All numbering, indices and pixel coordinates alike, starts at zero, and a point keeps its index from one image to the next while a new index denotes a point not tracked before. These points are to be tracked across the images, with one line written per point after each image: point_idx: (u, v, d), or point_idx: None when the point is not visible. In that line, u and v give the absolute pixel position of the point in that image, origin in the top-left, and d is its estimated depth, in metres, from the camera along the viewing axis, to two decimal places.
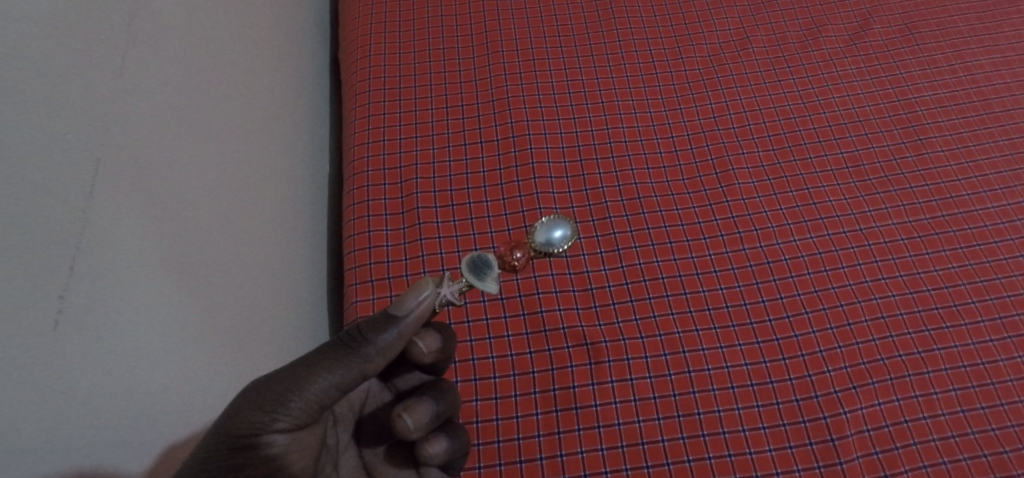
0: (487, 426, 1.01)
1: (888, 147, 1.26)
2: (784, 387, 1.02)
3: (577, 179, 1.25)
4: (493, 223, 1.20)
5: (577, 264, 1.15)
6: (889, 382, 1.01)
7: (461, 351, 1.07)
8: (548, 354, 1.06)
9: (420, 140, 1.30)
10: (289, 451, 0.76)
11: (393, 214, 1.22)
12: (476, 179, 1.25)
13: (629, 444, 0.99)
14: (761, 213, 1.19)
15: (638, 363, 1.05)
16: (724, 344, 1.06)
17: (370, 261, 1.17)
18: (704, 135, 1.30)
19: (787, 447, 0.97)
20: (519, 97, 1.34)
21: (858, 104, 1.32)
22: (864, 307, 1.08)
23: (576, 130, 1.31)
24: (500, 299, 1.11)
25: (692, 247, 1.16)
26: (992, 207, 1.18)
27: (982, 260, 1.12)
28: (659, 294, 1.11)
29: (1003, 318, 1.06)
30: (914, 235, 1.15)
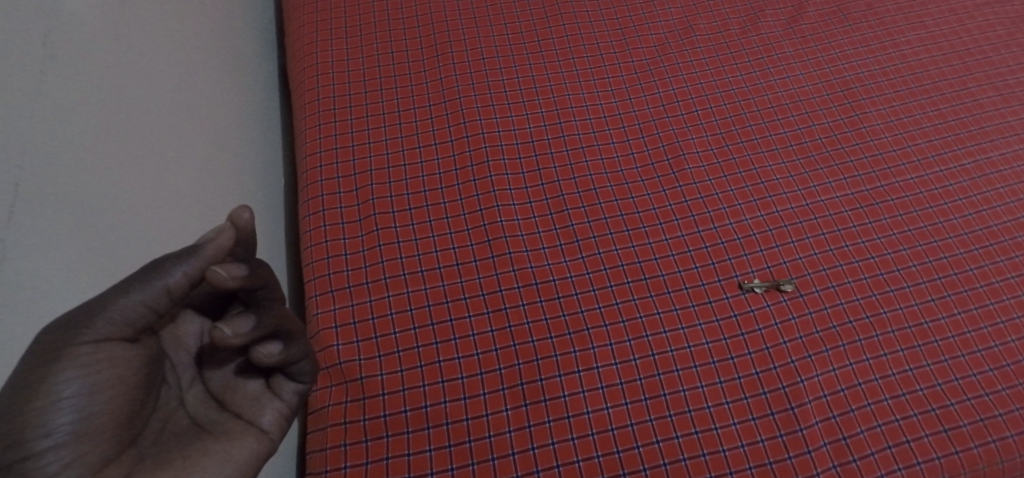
0: (457, 427, 0.88)
1: (861, 117, 1.12)
2: (770, 376, 0.88)
3: (512, 161, 1.12)
4: (427, 201, 1.08)
5: (519, 263, 1.01)
6: (884, 357, 0.89)
7: (385, 344, 0.95)
8: (495, 353, 0.94)
9: (355, 101, 1.20)
10: (94, 372, 0.55)
11: (346, 178, 1.11)
12: (426, 166, 1.12)
13: (599, 432, 0.87)
14: (715, 194, 1.05)
15: (585, 355, 0.93)
16: (691, 343, 0.92)
17: (324, 227, 1.06)
18: (632, 104, 1.19)
19: (798, 431, 0.84)
20: (459, 81, 1.21)
21: (798, 84, 1.17)
22: (849, 311, 0.93)
23: (521, 114, 1.18)
24: (440, 285, 1.00)
25: (634, 236, 1.03)
26: (976, 178, 1.05)
27: (983, 237, 1.00)
28: (620, 280, 0.99)
29: (999, 283, 0.95)
30: (910, 209, 1.02)
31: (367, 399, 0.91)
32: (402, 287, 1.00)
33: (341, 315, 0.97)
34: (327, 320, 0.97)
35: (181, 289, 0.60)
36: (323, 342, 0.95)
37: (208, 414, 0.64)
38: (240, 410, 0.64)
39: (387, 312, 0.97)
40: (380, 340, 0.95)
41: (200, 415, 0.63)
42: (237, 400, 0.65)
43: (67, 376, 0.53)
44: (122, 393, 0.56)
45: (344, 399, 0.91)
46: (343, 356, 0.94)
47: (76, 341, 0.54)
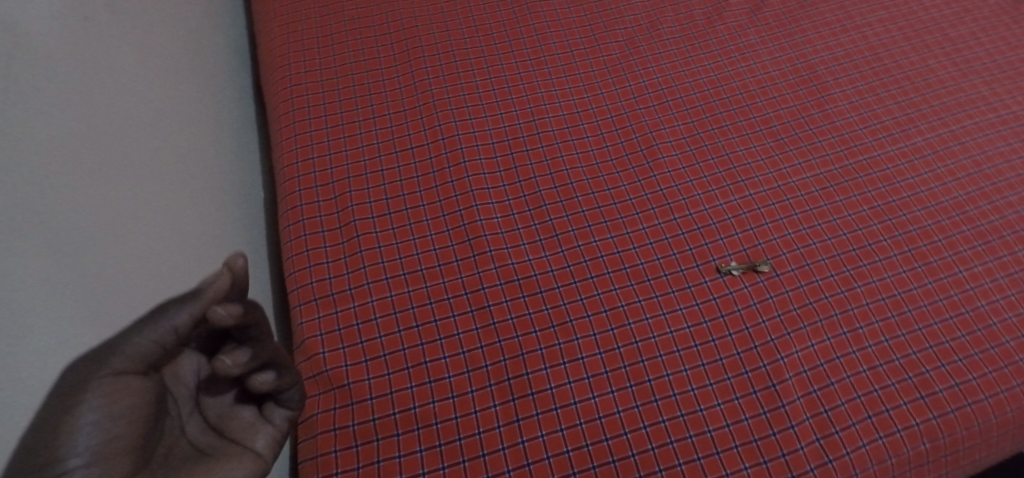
0: (445, 404, 0.72)
1: (821, 72, 0.99)
2: (842, 343, 0.75)
3: (495, 118, 0.93)
4: (395, 144, 0.91)
5: (501, 209, 0.85)
6: (976, 332, 0.76)
7: (358, 295, 0.79)
8: (484, 294, 0.79)
9: (321, 26, 1.04)
10: (112, 402, 0.41)
11: (330, 104, 0.95)
12: (391, 106, 0.95)
13: (645, 406, 0.71)
14: (713, 174, 0.88)
15: (614, 316, 0.77)
16: (740, 309, 0.77)
17: (298, 161, 0.90)
18: (616, 59, 1.00)
19: (901, 405, 0.71)
20: (430, 34, 1.02)
21: (762, 68, 0.99)
22: (891, 244, 0.82)
23: (504, 74, 0.98)
24: (424, 220, 0.84)
25: (637, 203, 0.86)
26: (997, 105, 0.95)
27: (988, 171, 0.88)
28: (644, 246, 0.82)
29: (1011, 223, 0.84)
30: (911, 158, 0.90)
31: (346, 349, 0.75)
32: (371, 229, 0.84)
33: (312, 260, 0.82)
34: (303, 271, 0.82)
35: (190, 330, 0.47)
36: (300, 298, 0.80)
37: (206, 439, 0.48)
38: (235, 436, 0.48)
39: (360, 266, 0.81)
40: (353, 292, 0.79)
41: (202, 444, 0.47)
42: (225, 422, 0.49)
43: (87, 403, 0.40)
44: (137, 419, 0.42)
45: (318, 351, 0.75)
46: (315, 313, 0.78)
47: (93, 375, 0.42)
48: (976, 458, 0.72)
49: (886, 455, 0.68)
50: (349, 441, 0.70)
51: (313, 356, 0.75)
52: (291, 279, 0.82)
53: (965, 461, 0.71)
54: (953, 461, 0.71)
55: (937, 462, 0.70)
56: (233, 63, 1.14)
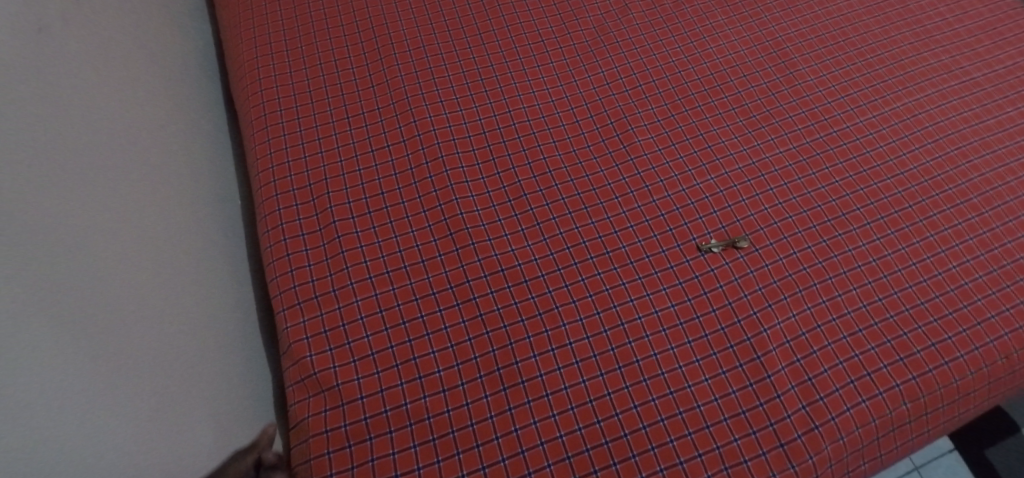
0: (436, 398, 0.72)
1: (788, 49, 1.00)
2: (822, 312, 0.77)
3: (471, 111, 0.93)
4: (371, 142, 0.91)
5: (481, 202, 0.85)
6: (949, 293, 0.78)
7: (343, 296, 0.79)
8: (469, 287, 0.79)
9: (287, 27, 1.02)
10: None
11: (304, 105, 0.94)
12: (365, 104, 0.94)
13: (634, 386, 0.72)
14: (688, 154, 0.90)
15: (599, 300, 0.78)
16: (722, 285, 0.79)
17: (272, 166, 0.89)
18: (588, 46, 1.01)
19: (881, 368, 0.73)
20: (400, 32, 1.01)
21: (731, 48, 1.00)
22: (864, 213, 0.84)
23: (477, 67, 0.98)
24: (405, 217, 0.84)
25: (616, 188, 0.87)
26: (958, 72, 0.97)
27: (952, 136, 0.91)
28: (625, 229, 0.83)
29: (976, 186, 0.86)
30: (879, 127, 0.92)
31: (333, 351, 0.75)
32: (352, 229, 0.83)
33: (294, 264, 0.82)
34: (285, 276, 0.81)
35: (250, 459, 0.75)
36: (285, 302, 0.80)
37: None
38: None
39: (343, 267, 0.81)
40: (337, 293, 0.79)
41: None
42: None
43: None
44: None
45: (306, 355, 0.75)
46: (301, 317, 0.78)
47: None
48: (955, 413, 0.75)
49: (869, 417, 0.71)
50: (342, 442, 0.70)
51: (301, 360, 0.75)
52: (273, 284, 0.82)
53: (945, 417, 0.74)
54: (934, 417, 0.73)
55: (918, 420, 0.72)
56: (200, 66, 1.12)
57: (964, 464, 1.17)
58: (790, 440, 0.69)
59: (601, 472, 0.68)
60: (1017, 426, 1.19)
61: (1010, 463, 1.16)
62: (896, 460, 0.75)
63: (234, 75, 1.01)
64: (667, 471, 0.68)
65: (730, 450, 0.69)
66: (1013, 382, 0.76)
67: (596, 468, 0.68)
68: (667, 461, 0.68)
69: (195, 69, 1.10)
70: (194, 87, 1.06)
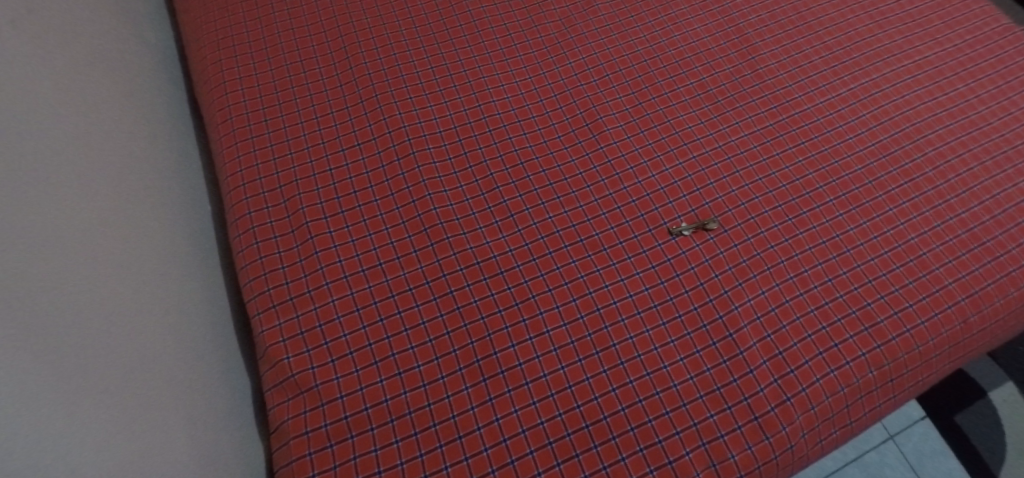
0: (416, 393, 0.73)
1: (750, 34, 1.02)
2: (790, 287, 0.79)
3: (441, 106, 0.93)
4: (341, 142, 0.90)
5: (455, 197, 0.86)
6: (909, 263, 0.81)
7: (319, 296, 0.79)
8: (445, 280, 0.80)
9: (251, 30, 1.02)
10: None
11: (272, 107, 0.93)
12: (333, 104, 0.94)
13: (611, 369, 0.74)
14: (657, 140, 0.91)
15: (574, 286, 0.79)
16: (693, 265, 0.80)
17: (241, 169, 0.89)
18: (555, 38, 1.02)
19: (848, 338, 0.76)
20: (366, 30, 1.01)
21: (695, 36, 1.02)
22: (827, 191, 0.87)
23: (445, 63, 0.98)
24: (379, 215, 0.85)
25: (587, 177, 0.88)
26: (911, 51, 1.01)
27: (906, 113, 0.94)
28: (597, 217, 0.85)
29: (933, 161, 0.89)
30: (838, 107, 0.94)
31: (311, 352, 0.75)
32: (325, 229, 0.83)
33: (268, 267, 0.81)
34: (259, 279, 0.81)
35: None
36: (260, 306, 0.79)
37: None
38: None
39: (319, 267, 0.81)
40: (313, 294, 0.79)
41: None
42: None
43: None
44: None
45: (284, 357, 0.75)
46: (276, 320, 0.78)
47: None
48: (919, 378, 0.78)
49: (838, 386, 0.73)
50: (324, 441, 0.70)
51: (279, 363, 0.75)
52: (247, 288, 0.82)
53: (909, 382, 0.77)
54: (898, 383, 0.76)
55: (883, 387, 0.75)
56: (161, 72, 1.10)
57: (935, 429, 1.21)
58: (763, 413, 0.71)
59: (583, 455, 0.69)
60: (983, 390, 1.23)
61: (975, 426, 1.20)
62: (865, 426, 0.78)
63: (198, 79, 1.00)
64: (646, 451, 0.69)
65: (707, 426, 0.71)
66: (973, 345, 0.80)
67: (577, 452, 0.69)
68: (646, 440, 0.70)
69: (155, 76, 1.08)
70: (155, 94, 1.05)
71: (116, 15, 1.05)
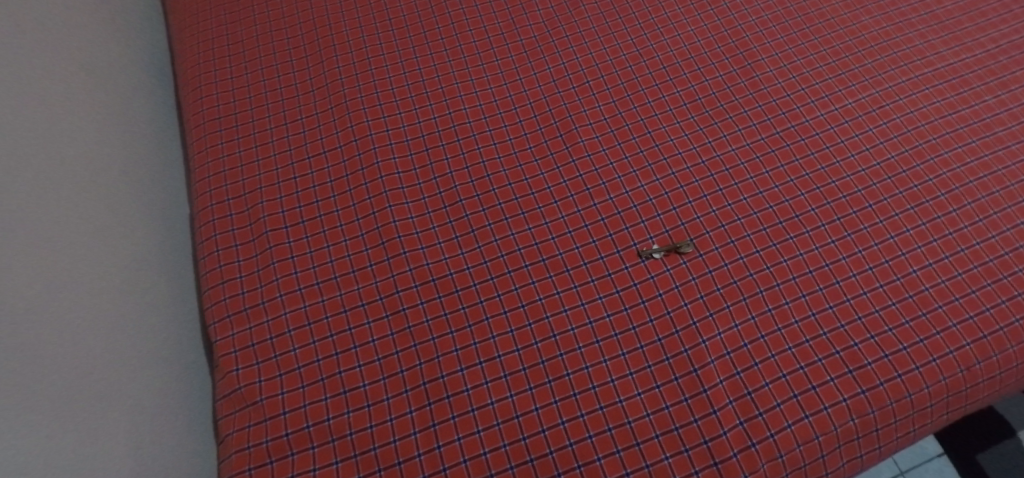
0: (359, 413, 0.71)
1: (748, 38, 0.95)
2: (765, 320, 0.73)
3: (410, 114, 0.90)
4: (308, 149, 0.88)
5: (416, 209, 0.83)
6: (907, 300, 0.74)
7: (272, 308, 0.77)
8: (398, 296, 0.77)
9: (232, 32, 1.01)
10: None
11: (243, 112, 0.92)
12: (303, 109, 0.91)
13: (563, 399, 0.71)
14: (636, 153, 0.86)
15: (532, 308, 0.76)
16: (662, 292, 0.76)
17: (209, 175, 0.87)
18: (536, 41, 0.97)
19: (829, 381, 0.70)
20: (342, 33, 0.99)
21: (687, 39, 0.95)
22: (820, 214, 0.80)
23: (418, 67, 0.94)
24: (339, 225, 0.82)
25: (556, 192, 0.84)
26: (931, 57, 0.91)
27: (920, 127, 0.85)
28: (564, 237, 0.81)
29: (946, 183, 0.81)
30: (842, 120, 0.86)
31: (260, 365, 0.74)
32: (284, 239, 0.81)
33: (226, 275, 0.80)
34: (216, 288, 0.80)
35: None
36: (215, 315, 0.78)
37: None
38: None
39: (274, 278, 0.79)
40: (266, 305, 0.78)
41: None
42: None
43: None
44: None
45: (233, 369, 0.74)
46: (230, 330, 0.77)
47: None
48: (910, 429, 0.71)
49: (812, 433, 0.68)
50: (263, 458, 0.69)
51: (228, 374, 0.74)
52: (205, 295, 0.81)
53: (898, 432, 0.71)
54: (885, 434, 0.70)
55: (866, 436, 0.70)
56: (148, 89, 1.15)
57: (953, 468, 1.09)
58: (724, 458, 0.67)
59: None
60: (1011, 430, 1.11)
61: (1000, 467, 1.09)
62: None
63: (178, 81, 1.00)
64: None
65: (660, 468, 0.67)
66: (977, 395, 0.72)
67: None
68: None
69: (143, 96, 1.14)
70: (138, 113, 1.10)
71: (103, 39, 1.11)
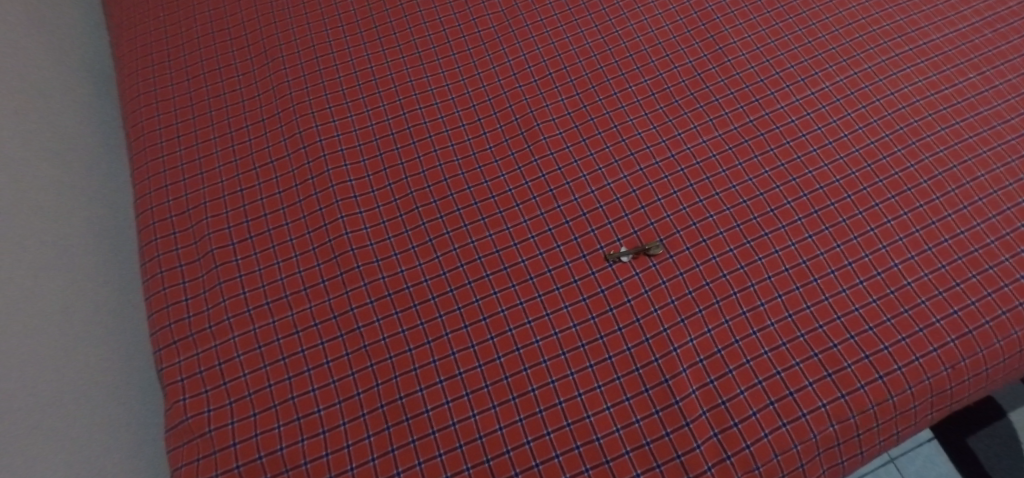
0: (315, 441, 0.65)
1: (718, 20, 0.90)
2: (740, 323, 0.69)
3: (362, 116, 0.85)
4: (254, 159, 0.82)
5: (370, 219, 0.78)
6: (888, 296, 0.70)
7: (219, 332, 0.71)
8: (353, 313, 0.72)
9: (171, 35, 0.94)
10: None
11: (184, 120, 0.86)
12: (249, 116, 0.86)
13: (528, 417, 0.66)
14: (602, 149, 0.81)
15: (494, 321, 0.71)
16: (631, 298, 0.72)
17: (150, 190, 0.81)
18: (495, 32, 0.92)
19: (807, 387, 0.66)
20: (289, 31, 0.93)
21: (654, 24, 0.90)
22: (796, 208, 0.75)
23: (370, 65, 0.89)
24: (289, 239, 0.77)
25: (517, 194, 0.79)
26: (911, 33, 0.87)
27: (900, 109, 0.81)
28: (528, 243, 0.76)
29: (928, 169, 0.77)
30: (818, 105, 0.82)
31: (209, 393, 0.68)
32: (231, 256, 0.76)
33: (171, 298, 0.74)
34: (161, 311, 0.74)
35: None
36: (160, 341, 0.72)
37: None
38: None
39: (221, 300, 0.73)
40: (213, 330, 0.72)
41: None
42: None
43: None
44: None
45: (180, 398, 0.68)
46: (176, 357, 0.71)
47: None
48: (893, 432, 0.68)
49: (790, 443, 0.64)
50: None
51: (174, 405, 0.68)
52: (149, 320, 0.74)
53: (880, 436, 0.67)
54: (866, 438, 0.67)
55: (847, 442, 0.66)
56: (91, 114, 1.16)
57: (943, 453, 1.03)
58: (698, 473, 0.63)
59: None
60: (1001, 411, 1.05)
61: (991, 450, 1.02)
62: None
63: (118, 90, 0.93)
64: None
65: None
66: (962, 393, 0.69)
67: None
68: None
69: (86, 122, 1.14)
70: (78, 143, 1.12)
71: (29, 74, 1.13)
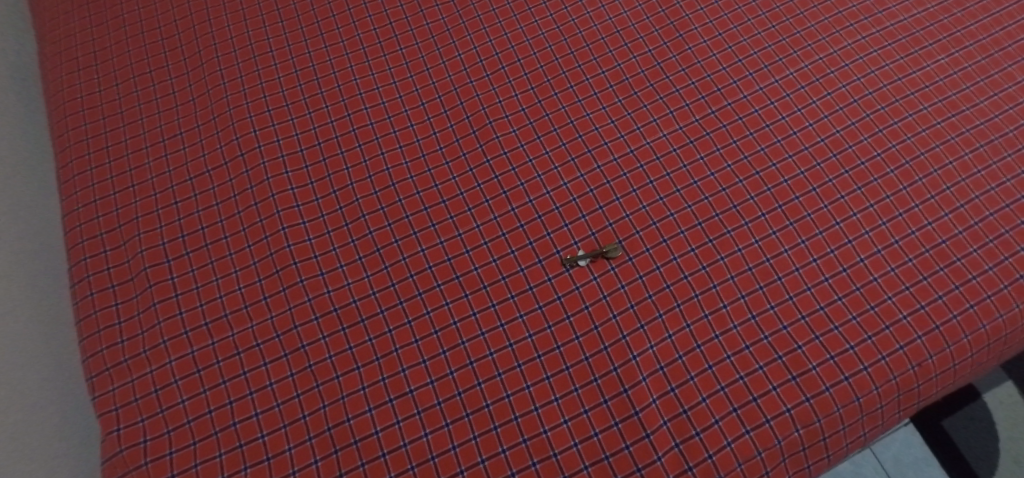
0: (258, 468, 0.62)
1: (679, 5, 0.86)
2: (701, 327, 0.67)
3: (304, 119, 0.81)
4: (189, 169, 0.78)
5: (314, 229, 0.74)
6: (854, 294, 0.67)
7: (155, 357, 0.68)
8: (298, 332, 0.68)
9: (96, 36, 0.89)
10: None
11: (113, 129, 0.81)
12: (183, 122, 0.81)
13: (482, 434, 0.63)
14: (558, 147, 0.78)
15: (446, 333, 0.68)
16: (589, 304, 0.69)
17: (77, 207, 0.77)
18: (444, 24, 0.88)
19: (770, 391, 0.64)
20: (224, 29, 0.88)
21: (612, 12, 0.86)
22: (759, 203, 0.72)
23: (313, 64, 0.85)
24: (229, 254, 0.73)
25: (469, 197, 0.75)
26: (878, 15, 0.84)
27: (867, 96, 0.78)
28: (481, 250, 0.72)
29: (895, 158, 0.74)
30: (782, 94, 0.78)
31: (145, 423, 0.65)
32: (166, 275, 0.72)
33: (103, 322, 0.70)
34: (93, 337, 0.70)
35: None
36: (93, 368, 0.69)
37: None
38: None
39: (157, 322, 0.69)
40: (149, 354, 0.68)
41: None
42: None
43: None
44: None
45: (114, 429, 0.65)
46: (110, 384, 0.67)
47: None
48: (860, 433, 0.66)
49: (754, 450, 0.62)
50: None
51: (109, 436, 0.65)
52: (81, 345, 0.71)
53: (847, 438, 0.65)
54: (833, 442, 0.65)
55: (813, 446, 0.64)
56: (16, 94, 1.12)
57: (918, 435, 1.01)
58: None
59: None
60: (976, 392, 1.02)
61: (966, 432, 1.01)
62: None
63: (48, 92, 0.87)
64: None
65: None
66: (930, 390, 0.67)
67: None
68: None
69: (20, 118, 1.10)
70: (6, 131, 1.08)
71: None
